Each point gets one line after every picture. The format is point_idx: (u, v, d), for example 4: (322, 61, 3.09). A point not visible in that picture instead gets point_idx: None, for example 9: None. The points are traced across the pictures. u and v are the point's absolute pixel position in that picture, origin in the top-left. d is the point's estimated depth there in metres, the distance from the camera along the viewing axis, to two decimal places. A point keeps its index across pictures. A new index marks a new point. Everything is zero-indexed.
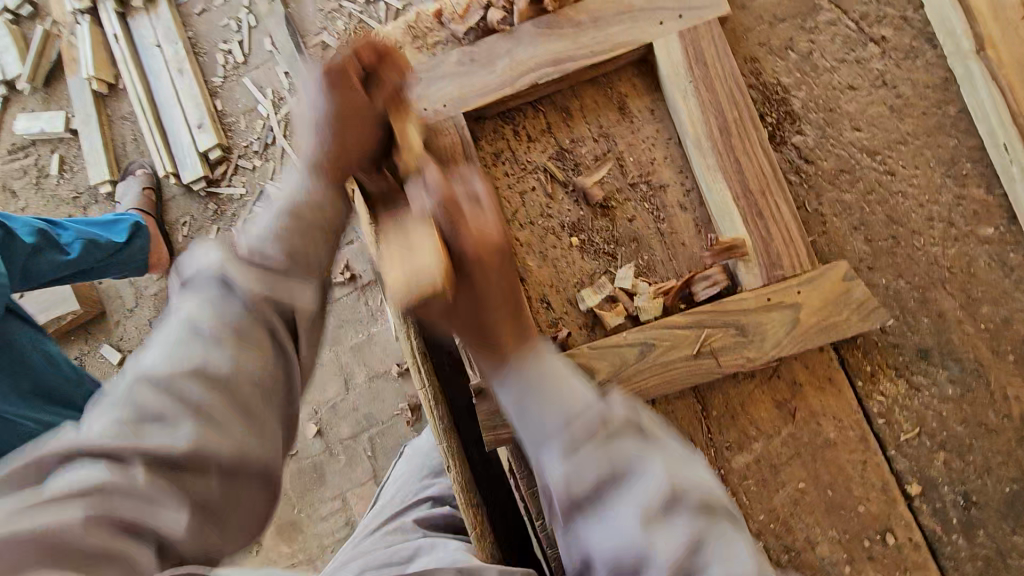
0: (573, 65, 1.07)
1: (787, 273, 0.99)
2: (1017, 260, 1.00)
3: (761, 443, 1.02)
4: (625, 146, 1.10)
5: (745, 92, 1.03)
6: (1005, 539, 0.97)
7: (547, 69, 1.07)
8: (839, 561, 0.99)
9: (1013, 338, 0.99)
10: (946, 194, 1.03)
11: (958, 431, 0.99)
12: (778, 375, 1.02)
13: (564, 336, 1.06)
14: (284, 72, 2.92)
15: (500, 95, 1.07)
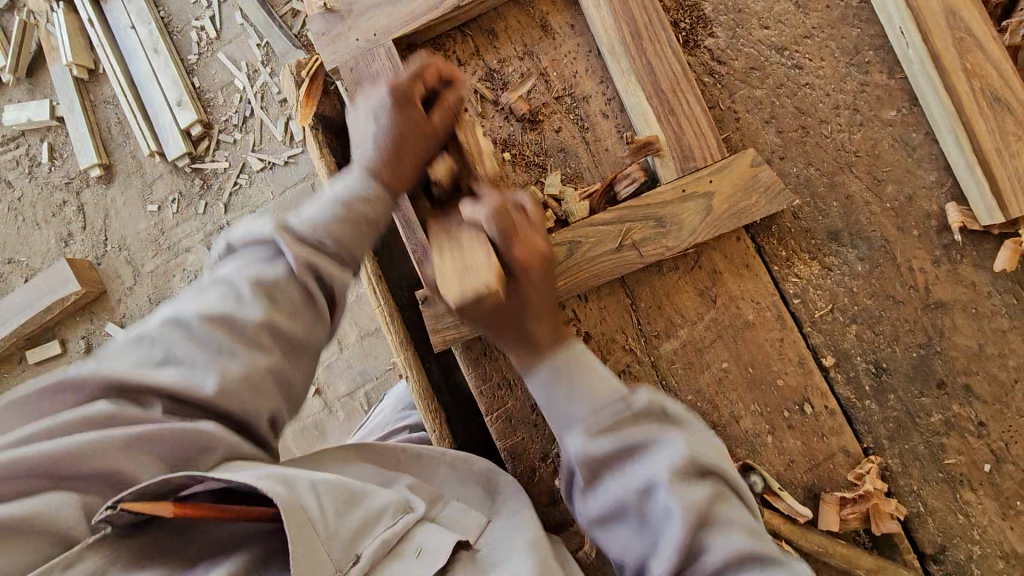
0: None
1: (700, 165, 1.04)
2: (918, 139, 1.05)
3: (687, 329, 1.09)
4: (548, 61, 1.16)
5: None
6: (914, 400, 1.04)
7: None
8: (762, 431, 1.07)
9: (916, 214, 1.05)
10: (851, 82, 1.08)
11: (868, 305, 1.06)
12: (699, 264, 1.09)
13: None
14: (256, 43, 2.97)
15: (422, 22, 1.13)
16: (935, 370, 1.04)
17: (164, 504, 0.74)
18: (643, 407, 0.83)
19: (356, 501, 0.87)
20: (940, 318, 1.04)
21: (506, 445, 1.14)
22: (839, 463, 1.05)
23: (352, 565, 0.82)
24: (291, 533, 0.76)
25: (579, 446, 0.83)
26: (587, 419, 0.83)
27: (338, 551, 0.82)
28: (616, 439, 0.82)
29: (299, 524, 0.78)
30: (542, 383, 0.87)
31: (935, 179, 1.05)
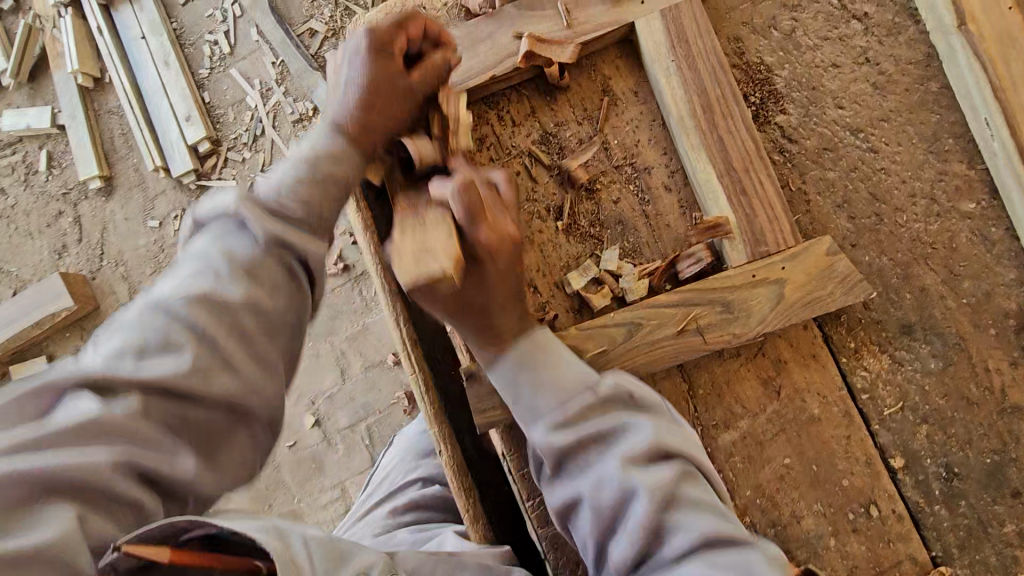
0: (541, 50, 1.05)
1: (771, 249, 0.99)
2: (997, 234, 1.01)
3: (747, 420, 1.03)
4: (610, 128, 1.10)
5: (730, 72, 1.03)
6: (987, 509, 0.98)
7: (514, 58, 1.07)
8: (824, 534, 1.00)
9: (993, 311, 1.00)
10: (928, 170, 1.03)
11: (941, 405, 1.01)
12: (764, 352, 1.03)
13: (550, 322, 1.05)
14: (272, 61, 2.90)
15: (475, 82, 1.07)
16: (1009, 478, 0.98)
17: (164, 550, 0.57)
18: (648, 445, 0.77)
19: (342, 557, 0.69)
20: (1016, 423, 0.99)
21: (548, 535, 1.05)
22: (906, 572, 0.99)
23: None
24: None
25: (541, 437, 0.81)
26: (555, 410, 0.81)
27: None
28: (577, 432, 0.80)
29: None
30: (507, 372, 0.86)
31: (1014, 277, 1.00)
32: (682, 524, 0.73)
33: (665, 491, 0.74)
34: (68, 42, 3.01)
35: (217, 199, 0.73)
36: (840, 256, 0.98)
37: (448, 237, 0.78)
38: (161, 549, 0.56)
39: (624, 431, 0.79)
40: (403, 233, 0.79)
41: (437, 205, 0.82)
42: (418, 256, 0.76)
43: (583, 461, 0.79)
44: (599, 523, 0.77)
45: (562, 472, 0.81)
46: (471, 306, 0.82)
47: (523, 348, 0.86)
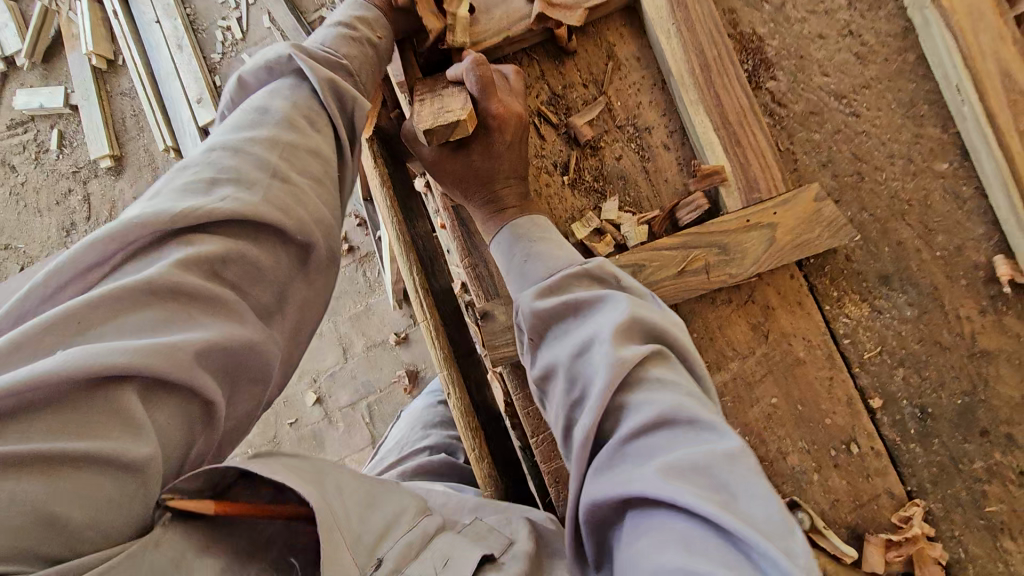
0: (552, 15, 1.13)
1: (764, 196, 1.07)
2: (968, 193, 1.09)
3: (737, 362, 1.10)
4: (613, 90, 1.18)
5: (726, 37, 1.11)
6: (957, 446, 1.06)
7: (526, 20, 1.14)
8: (807, 469, 1.07)
9: (965, 264, 1.08)
10: (906, 133, 1.12)
11: (916, 350, 1.08)
12: (753, 299, 1.11)
13: None
14: (282, 47, 2.98)
15: (489, 42, 1.14)
16: (979, 418, 1.06)
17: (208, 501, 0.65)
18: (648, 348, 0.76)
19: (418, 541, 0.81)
20: (985, 367, 1.06)
21: (549, 468, 1.11)
22: (883, 505, 1.05)
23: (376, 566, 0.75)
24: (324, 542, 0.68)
25: (527, 300, 0.89)
26: (543, 280, 0.90)
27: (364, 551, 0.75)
28: (563, 296, 0.86)
29: (332, 541, 0.70)
30: (503, 236, 1.02)
31: (984, 232, 1.08)
32: (648, 398, 0.70)
33: (685, 426, 0.67)
34: (83, 25, 3.08)
35: (262, 57, 0.98)
36: (826, 206, 1.05)
37: (463, 104, 0.98)
38: (202, 501, 0.65)
39: (602, 301, 0.82)
40: (422, 103, 1.01)
41: (448, 86, 1.03)
42: (436, 111, 0.98)
43: (562, 330, 0.85)
44: (568, 387, 0.78)
45: (546, 336, 0.87)
46: (477, 177, 1.05)
47: (517, 224, 1.02)
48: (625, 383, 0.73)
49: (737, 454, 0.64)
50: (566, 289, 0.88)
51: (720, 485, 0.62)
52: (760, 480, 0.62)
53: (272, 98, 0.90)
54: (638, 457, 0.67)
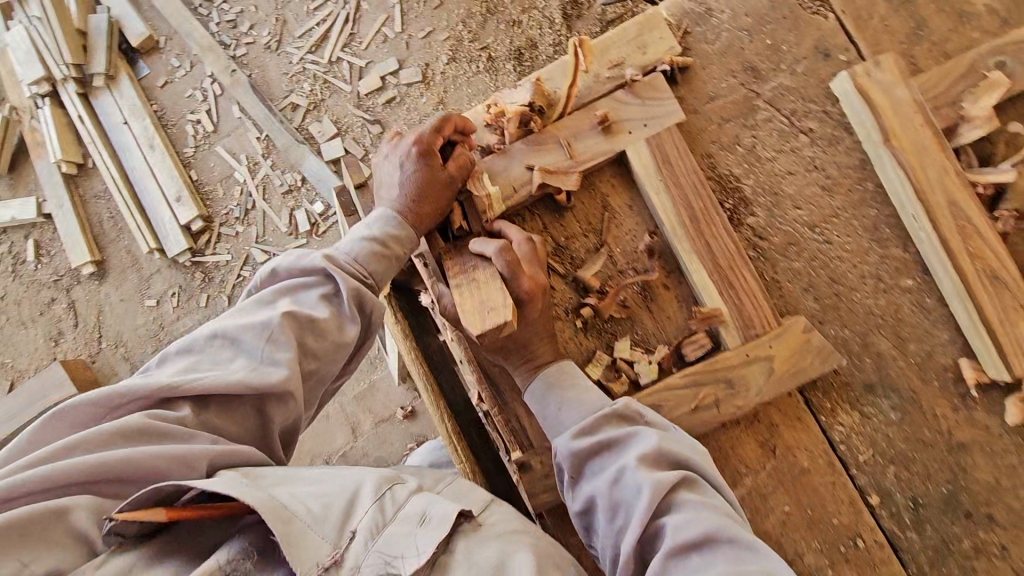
0: (552, 184, 1.23)
1: (760, 332, 1.20)
2: (931, 303, 1.25)
3: (751, 478, 1.23)
4: (612, 238, 1.29)
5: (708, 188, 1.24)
6: (947, 530, 1.21)
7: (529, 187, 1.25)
8: (823, 566, 1.21)
9: (935, 367, 1.23)
10: (873, 255, 1.26)
11: (903, 448, 1.23)
12: (757, 419, 1.24)
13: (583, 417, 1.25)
14: (257, 137, 3.03)
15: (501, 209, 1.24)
16: (962, 502, 1.21)
17: (159, 511, 0.86)
18: (677, 479, 0.94)
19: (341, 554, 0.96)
20: (963, 457, 1.22)
21: None
22: None
23: (348, 539, 0.91)
24: (278, 529, 0.87)
25: (564, 444, 1.04)
26: (576, 424, 1.06)
27: (332, 530, 0.91)
28: (595, 447, 1.02)
29: (280, 517, 0.89)
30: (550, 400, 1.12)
31: (948, 337, 1.24)
32: (675, 521, 0.89)
33: (726, 542, 0.86)
34: (48, 133, 3.06)
35: None
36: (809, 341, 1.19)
37: (500, 290, 1.10)
38: (154, 510, 0.85)
39: (631, 440, 1.00)
40: (462, 295, 1.12)
41: (477, 260, 1.16)
42: (481, 307, 1.09)
43: (599, 465, 1.01)
44: (609, 514, 0.96)
45: (580, 476, 1.03)
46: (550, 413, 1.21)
47: (547, 373, 1.15)
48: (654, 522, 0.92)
49: (774, 574, 0.82)
50: (595, 431, 1.04)
51: (741, 553, 0.84)
52: (763, 550, 0.85)
53: (280, 329, 1.03)
54: (689, 564, 0.85)
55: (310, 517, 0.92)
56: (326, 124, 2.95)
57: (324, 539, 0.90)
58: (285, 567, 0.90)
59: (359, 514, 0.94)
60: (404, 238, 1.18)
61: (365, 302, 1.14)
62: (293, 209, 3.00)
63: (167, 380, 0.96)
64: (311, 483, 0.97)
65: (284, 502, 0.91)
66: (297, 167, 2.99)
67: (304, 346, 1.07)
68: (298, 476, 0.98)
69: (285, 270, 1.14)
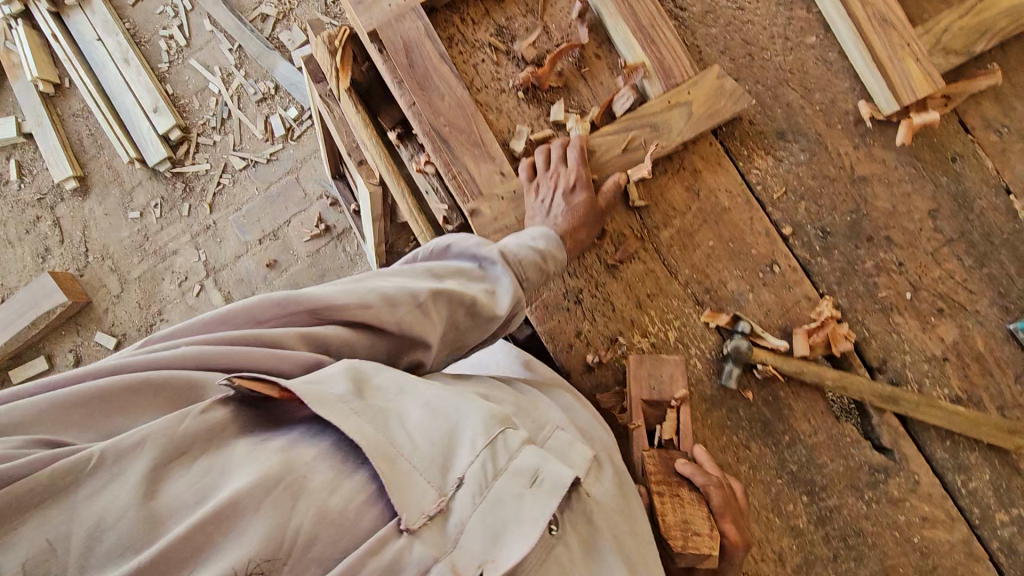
0: None
1: (679, 80, 1.34)
2: (833, 56, 1.39)
3: (679, 218, 1.38)
4: (547, 16, 1.42)
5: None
6: (852, 253, 1.36)
7: None
8: (744, 290, 1.36)
9: (838, 112, 1.38)
10: (780, 17, 1.40)
11: (812, 185, 1.38)
12: (682, 167, 1.39)
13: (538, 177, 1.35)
14: (229, 48, 3.12)
15: None
16: (864, 228, 1.36)
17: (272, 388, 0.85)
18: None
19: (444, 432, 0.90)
20: (864, 189, 1.37)
21: (546, 329, 1.37)
22: (804, 307, 1.35)
23: (455, 487, 0.87)
24: (387, 472, 0.83)
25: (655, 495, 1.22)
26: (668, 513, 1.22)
27: (434, 473, 0.87)
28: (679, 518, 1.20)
29: (388, 459, 0.85)
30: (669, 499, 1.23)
31: (848, 86, 1.38)
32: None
33: None
34: (24, 53, 3.14)
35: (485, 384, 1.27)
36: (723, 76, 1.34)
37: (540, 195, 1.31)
38: (270, 386, 0.84)
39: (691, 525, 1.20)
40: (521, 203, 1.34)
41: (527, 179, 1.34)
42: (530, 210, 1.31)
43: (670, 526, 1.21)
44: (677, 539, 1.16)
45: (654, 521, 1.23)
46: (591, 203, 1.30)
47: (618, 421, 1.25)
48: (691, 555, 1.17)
49: None
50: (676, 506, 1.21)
51: None
52: None
53: (446, 273, 1.10)
54: None
55: (494, 491, 0.87)
56: (295, 31, 3.07)
57: (428, 482, 0.86)
58: (364, 465, 0.85)
59: (464, 460, 0.88)
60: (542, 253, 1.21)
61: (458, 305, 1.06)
62: (268, 115, 3.11)
63: (194, 349, 0.86)
64: (386, 378, 0.93)
65: (393, 418, 0.90)
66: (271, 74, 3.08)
67: (429, 301, 1.01)
68: (419, 392, 0.93)
69: (459, 247, 1.16)
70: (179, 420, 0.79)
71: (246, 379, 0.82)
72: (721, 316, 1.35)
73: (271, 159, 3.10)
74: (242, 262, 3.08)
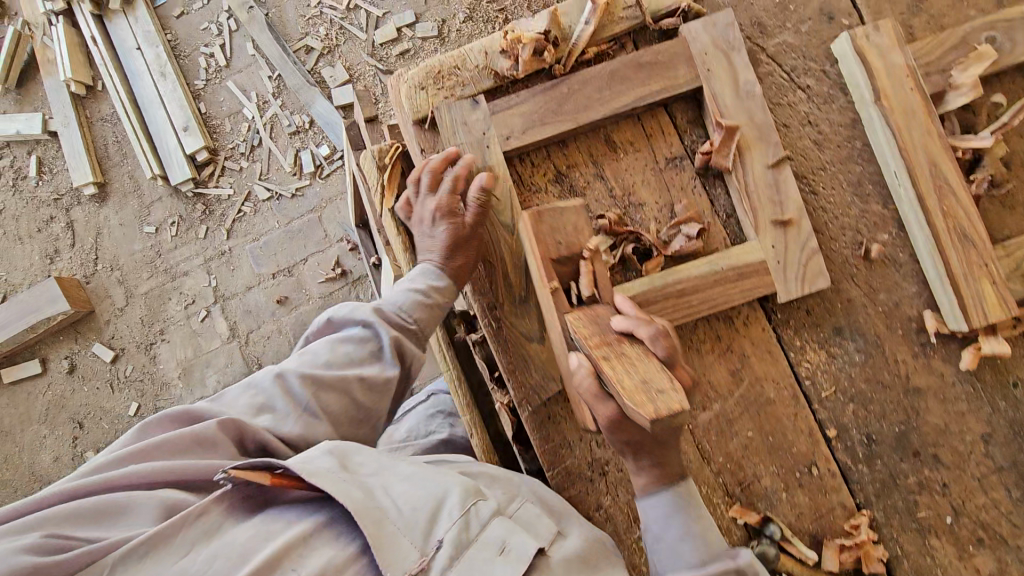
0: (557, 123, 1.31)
1: (741, 265, 1.28)
2: (903, 258, 1.34)
3: (720, 402, 1.32)
4: (611, 172, 1.36)
5: (687, 125, 1.37)
6: (895, 465, 1.31)
7: (536, 117, 1.32)
8: (778, 488, 1.30)
9: (901, 317, 1.33)
10: (854, 208, 1.35)
11: (863, 388, 1.32)
12: (731, 349, 1.33)
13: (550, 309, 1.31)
14: (269, 76, 3.05)
15: (519, 141, 1.31)
16: (911, 441, 1.31)
17: (265, 475, 1.02)
18: (746, 563, 1.05)
19: (430, 502, 1.07)
20: (917, 401, 1.31)
21: (567, 496, 1.32)
22: (838, 515, 1.30)
23: (435, 549, 1.01)
24: (371, 530, 0.99)
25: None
26: (689, 568, 1.08)
27: (419, 538, 1.02)
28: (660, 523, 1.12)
29: (377, 525, 1.01)
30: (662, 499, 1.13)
31: (915, 290, 1.33)
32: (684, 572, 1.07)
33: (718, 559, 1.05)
34: (60, 51, 3.06)
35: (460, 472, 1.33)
36: (793, 227, 1.28)
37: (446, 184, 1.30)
38: (262, 473, 1.02)
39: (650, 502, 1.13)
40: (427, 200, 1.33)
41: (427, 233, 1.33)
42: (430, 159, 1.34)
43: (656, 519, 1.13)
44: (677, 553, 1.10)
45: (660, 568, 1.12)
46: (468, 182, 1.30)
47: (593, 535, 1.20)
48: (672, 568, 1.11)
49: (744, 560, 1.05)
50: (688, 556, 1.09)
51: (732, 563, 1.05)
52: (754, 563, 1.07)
53: (337, 351, 1.25)
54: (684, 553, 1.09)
55: (481, 549, 1.03)
56: (337, 68, 2.97)
57: (413, 545, 1.01)
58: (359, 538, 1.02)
59: (443, 526, 1.04)
60: (447, 291, 1.31)
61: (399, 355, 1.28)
62: (299, 149, 3.04)
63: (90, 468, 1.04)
64: (403, 480, 1.11)
65: (378, 494, 1.07)
66: (308, 109, 3.01)
67: (322, 382, 1.20)
68: (399, 469, 1.12)
69: (337, 321, 1.31)
70: (182, 525, 0.96)
71: (240, 470, 1.00)
72: (751, 515, 1.29)
73: (296, 194, 3.04)
74: (253, 294, 3.03)
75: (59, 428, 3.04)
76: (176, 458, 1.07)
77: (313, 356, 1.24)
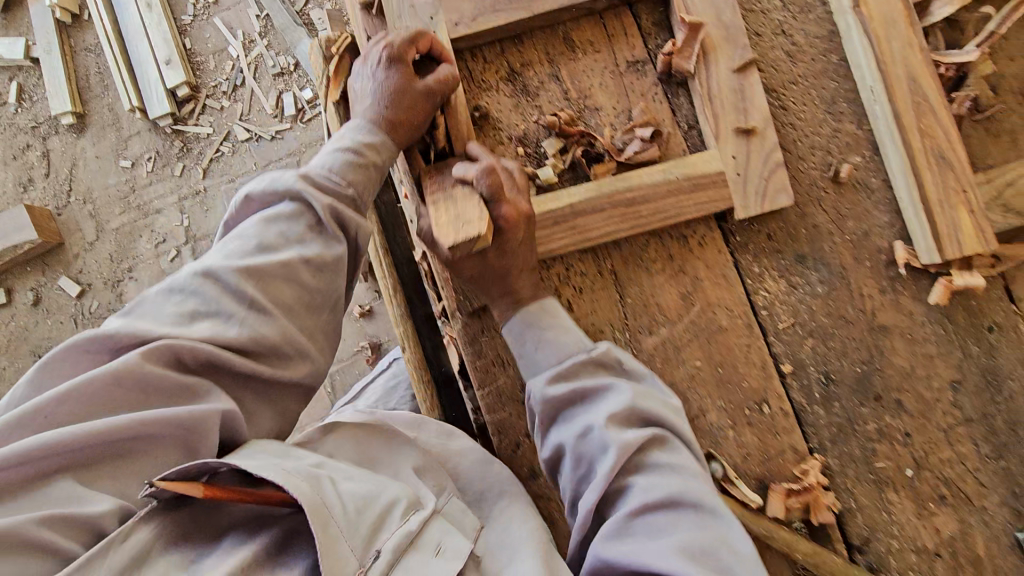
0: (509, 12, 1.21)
1: (699, 176, 1.17)
2: (876, 184, 1.22)
3: (667, 327, 1.21)
4: (567, 73, 1.26)
5: (651, 28, 1.27)
6: (854, 409, 1.19)
7: (486, 4, 1.22)
8: (724, 425, 1.19)
9: (870, 247, 1.21)
10: (826, 127, 1.24)
11: (824, 322, 1.21)
12: (683, 270, 1.22)
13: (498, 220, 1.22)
14: (257, 14, 2.99)
15: (469, 30, 1.21)
16: (873, 384, 1.19)
17: (197, 485, 0.82)
18: (598, 356, 1.04)
19: (370, 501, 0.93)
20: (882, 340, 1.20)
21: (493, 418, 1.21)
22: (787, 459, 1.18)
23: (372, 560, 0.87)
24: (318, 533, 0.83)
25: (539, 389, 1.04)
26: (551, 366, 1.05)
27: (359, 545, 0.87)
28: (571, 386, 1.02)
29: (323, 524, 0.84)
30: (516, 326, 1.10)
31: (888, 220, 1.22)
32: (641, 483, 0.92)
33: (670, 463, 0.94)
34: None
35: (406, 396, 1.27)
36: (756, 137, 1.18)
37: None
38: (192, 484, 0.82)
39: (603, 393, 1.01)
40: None
41: None
42: None
43: (570, 415, 1.02)
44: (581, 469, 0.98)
45: (554, 422, 1.04)
46: None
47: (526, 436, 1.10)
48: (626, 462, 0.95)
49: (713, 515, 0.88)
50: (573, 376, 1.04)
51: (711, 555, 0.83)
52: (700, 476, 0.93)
53: (267, 230, 0.99)
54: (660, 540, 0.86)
55: (345, 522, 0.87)
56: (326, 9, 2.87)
57: (351, 554, 0.86)
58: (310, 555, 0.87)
59: (387, 533, 0.91)
60: (383, 150, 1.09)
61: (341, 219, 1.04)
62: (282, 91, 2.96)
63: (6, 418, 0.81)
64: (350, 481, 0.95)
65: (324, 482, 0.91)
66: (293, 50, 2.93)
67: (260, 272, 0.94)
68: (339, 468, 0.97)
69: (259, 195, 1.04)
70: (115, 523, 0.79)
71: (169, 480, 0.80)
72: None
73: (275, 137, 2.96)
74: None
75: (18, 360, 2.96)
76: (147, 393, 0.87)
77: (242, 239, 0.98)
